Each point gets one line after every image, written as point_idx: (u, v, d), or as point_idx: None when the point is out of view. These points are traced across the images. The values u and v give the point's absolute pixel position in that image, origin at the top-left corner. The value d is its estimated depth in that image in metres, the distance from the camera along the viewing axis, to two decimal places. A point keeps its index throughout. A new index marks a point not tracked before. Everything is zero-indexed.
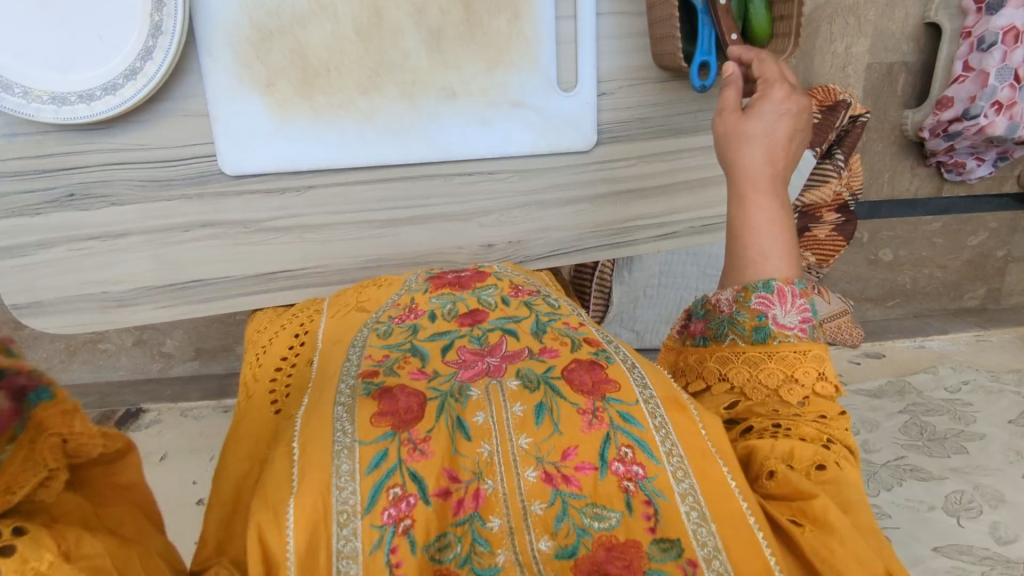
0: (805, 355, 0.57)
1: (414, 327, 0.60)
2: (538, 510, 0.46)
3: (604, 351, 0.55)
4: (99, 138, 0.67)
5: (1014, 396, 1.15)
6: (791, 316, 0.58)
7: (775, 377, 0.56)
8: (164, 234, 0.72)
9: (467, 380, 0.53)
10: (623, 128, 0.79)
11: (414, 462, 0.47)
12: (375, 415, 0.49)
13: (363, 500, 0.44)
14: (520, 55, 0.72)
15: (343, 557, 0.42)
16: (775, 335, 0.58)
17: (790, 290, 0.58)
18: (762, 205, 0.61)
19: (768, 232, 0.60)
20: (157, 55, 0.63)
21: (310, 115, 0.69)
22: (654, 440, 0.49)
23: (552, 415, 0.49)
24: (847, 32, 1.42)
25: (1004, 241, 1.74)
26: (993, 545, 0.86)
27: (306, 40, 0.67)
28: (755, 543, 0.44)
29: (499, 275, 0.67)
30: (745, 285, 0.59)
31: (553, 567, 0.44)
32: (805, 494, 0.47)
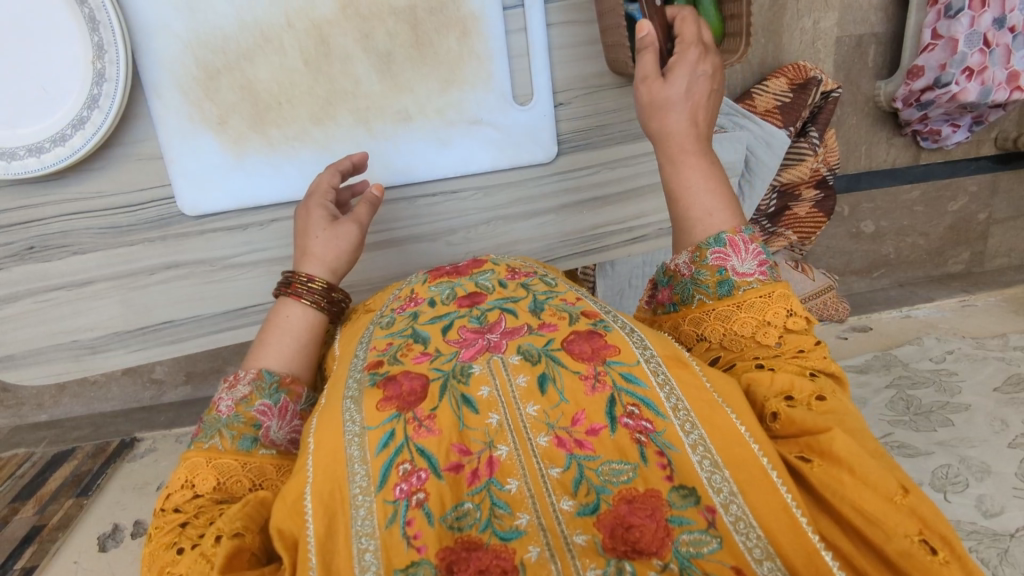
0: (771, 296, 0.55)
1: (414, 313, 0.57)
2: (555, 474, 0.44)
3: (602, 321, 0.53)
4: (55, 190, 0.69)
5: (998, 362, 1.16)
6: (748, 263, 0.57)
7: (749, 325, 0.54)
8: (129, 279, 0.73)
9: (468, 359, 0.51)
10: (582, 137, 0.79)
11: (420, 437, 0.46)
12: (381, 400, 0.48)
13: (374, 480, 0.44)
14: (473, 72, 0.72)
15: (365, 535, 0.42)
16: (740, 285, 0.56)
17: (741, 239, 0.57)
18: (694, 165, 0.60)
19: (702, 189, 0.60)
20: (103, 103, 0.63)
21: (267, 148, 0.70)
22: (659, 397, 0.47)
23: (556, 384, 0.48)
24: (814, 8, 1.40)
25: (985, 203, 1.74)
26: (980, 519, 0.86)
27: (255, 75, 0.67)
28: (768, 480, 0.42)
29: (496, 259, 0.63)
30: (698, 245, 0.58)
31: (576, 525, 0.42)
32: (815, 430, 0.45)
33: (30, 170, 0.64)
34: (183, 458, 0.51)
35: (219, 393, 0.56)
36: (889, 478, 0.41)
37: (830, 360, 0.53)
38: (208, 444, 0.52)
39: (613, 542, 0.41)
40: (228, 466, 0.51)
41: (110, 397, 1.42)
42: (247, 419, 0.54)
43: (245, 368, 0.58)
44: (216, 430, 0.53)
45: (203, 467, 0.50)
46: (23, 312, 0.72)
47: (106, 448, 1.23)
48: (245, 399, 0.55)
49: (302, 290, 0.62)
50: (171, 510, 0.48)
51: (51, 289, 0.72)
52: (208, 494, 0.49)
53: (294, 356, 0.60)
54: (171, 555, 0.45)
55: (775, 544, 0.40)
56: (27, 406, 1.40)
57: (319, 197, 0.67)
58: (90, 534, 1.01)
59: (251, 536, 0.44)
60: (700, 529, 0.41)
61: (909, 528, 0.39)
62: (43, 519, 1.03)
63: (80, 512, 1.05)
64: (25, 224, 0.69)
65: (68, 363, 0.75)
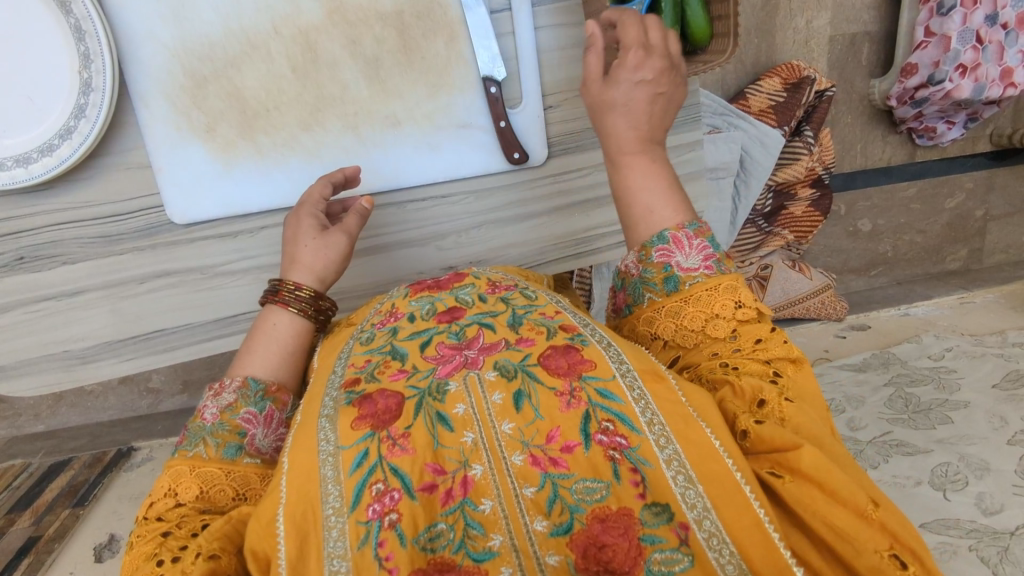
0: (718, 288, 0.57)
1: (394, 328, 0.59)
2: (529, 493, 0.45)
3: (580, 336, 0.54)
4: (44, 201, 0.69)
5: (997, 359, 1.15)
6: (693, 257, 0.59)
7: (698, 320, 0.56)
8: (119, 288, 0.73)
9: (445, 376, 0.52)
10: (572, 139, 0.78)
11: (394, 456, 0.47)
12: (356, 419, 0.49)
13: (348, 500, 0.45)
14: (461, 77, 0.72)
15: (336, 556, 0.42)
16: (685, 280, 0.58)
17: (685, 234, 0.60)
18: (634, 166, 0.63)
19: (643, 186, 0.62)
20: (90, 112, 0.63)
21: (256, 155, 0.69)
22: (634, 413, 0.48)
23: (531, 400, 0.49)
24: (807, 7, 1.40)
25: (981, 200, 1.74)
26: (980, 517, 0.85)
27: (242, 82, 0.67)
28: (741, 491, 0.43)
29: (477, 274, 0.65)
30: (643, 244, 0.61)
31: (550, 545, 0.44)
32: (782, 447, 0.45)
33: (18, 181, 0.64)
34: (167, 465, 0.52)
35: (204, 400, 0.57)
36: (859, 493, 0.42)
37: (791, 343, 0.55)
38: (191, 453, 0.53)
39: (586, 562, 0.43)
40: (211, 474, 0.52)
41: (107, 406, 1.42)
42: (232, 427, 0.55)
43: (230, 376, 0.59)
44: (200, 438, 0.54)
45: (186, 475, 0.51)
46: (14, 323, 0.72)
47: (103, 458, 1.23)
48: (230, 407, 0.56)
49: (289, 298, 0.63)
50: (153, 518, 0.49)
51: (41, 299, 0.72)
52: (190, 503, 0.50)
53: (279, 363, 0.61)
54: (150, 566, 0.45)
55: (748, 561, 0.42)
56: (24, 417, 1.40)
57: (310, 205, 0.67)
58: (87, 545, 1.00)
59: (227, 557, 0.45)
60: (672, 547, 0.42)
61: (879, 544, 0.41)
62: (39, 530, 1.03)
63: (76, 522, 1.04)
64: (14, 235, 0.69)
65: (60, 374, 0.75)
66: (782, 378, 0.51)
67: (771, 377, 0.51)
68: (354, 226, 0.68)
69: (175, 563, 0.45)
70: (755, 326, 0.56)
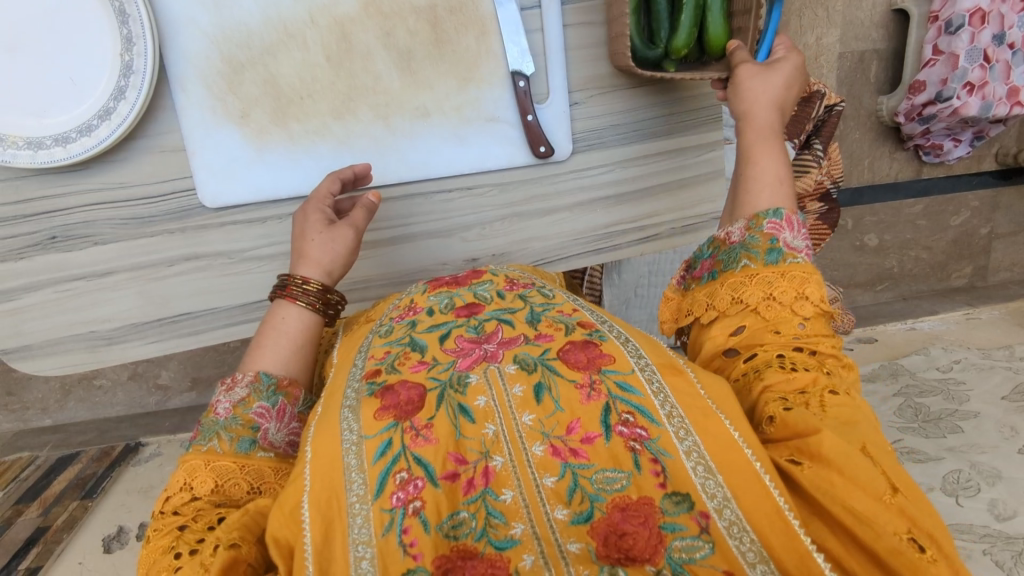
0: (811, 274, 0.57)
1: (412, 322, 0.59)
2: (550, 483, 0.46)
3: (598, 331, 0.55)
4: (78, 181, 0.70)
5: (1005, 371, 1.16)
6: (799, 241, 0.60)
7: (788, 294, 0.56)
8: (149, 270, 0.74)
9: (466, 368, 0.53)
10: (596, 136, 0.80)
11: (417, 446, 0.47)
12: (378, 410, 0.50)
13: (371, 489, 0.45)
14: (490, 71, 0.73)
15: (360, 543, 0.43)
16: (788, 256, 0.58)
17: (796, 219, 0.61)
18: (766, 145, 0.65)
19: (771, 161, 0.64)
20: (129, 95, 0.65)
21: (288, 142, 0.71)
22: (653, 405, 0.49)
23: (551, 393, 0.49)
24: (817, 24, 1.46)
25: (987, 218, 1.76)
26: (993, 522, 0.86)
27: (278, 69, 0.69)
28: (759, 480, 0.44)
29: (495, 271, 0.66)
30: (755, 213, 0.61)
31: (570, 533, 0.44)
32: (806, 432, 0.46)
33: (55, 160, 0.65)
34: (182, 460, 0.52)
35: (217, 395, 0.56)
36: (878, 479, 0.42)
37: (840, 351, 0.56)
38: (204, 448, 0.53)
39: (606, 549, 0.43)
40: (226, 468, 0.51)
41: (115, 402, 1.43)
42: (245, 421, 0.54)
43: (242, 371, 0.58)
44: (214, 433, 0.54)
45: (201, 469, 0.51)
46: (42, 302, 0.72)
47: (111, 452, 1.22)
48: (243, 402, 0.55)
49: (297, 293, 0.63)
50: (169, 512, 0.49)
51: (70, 279, 0.72)
52: (206, 497, 0.50)
53: (290, 357, 0.60)
54: (168, 559, 0.45)
55: (767, 547, 0.42)
56: (31, 410, 1.40)
57: (318, 200, 0.68)
58: (95, 536, 1.00)
59: (248, 546, 0.46)
60: (693, 535, 0.43)
61: (898, 526, 0.40)
62: (47, 521, 1.02)
63: (85, 513, 1.04)
64: (47, 215, 0.70)
65: (85, 354, 0.75)
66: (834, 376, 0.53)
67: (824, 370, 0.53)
68: (362, 219, 0.68)
69: (192, 556, 0.45)
70: (822, 326, 0.57)
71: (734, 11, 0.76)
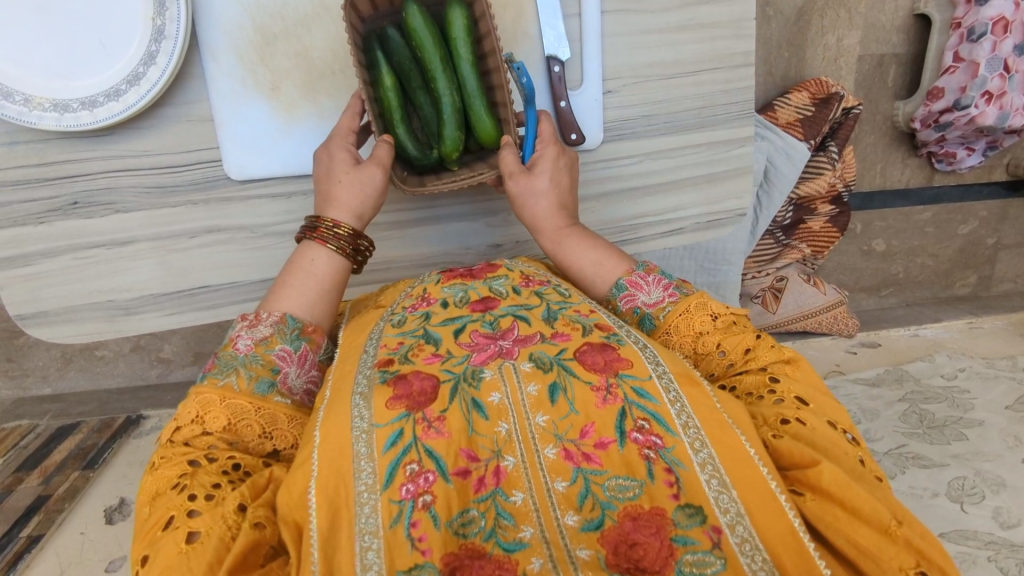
0: (688, 309, 0.59)
1: (425, 313, 0.58)
2: (561, 487, 0.46)
3: (616, 335, 0.54)
4: (103, 146, 0.69)
5: (1009, 382, 1.17)
6: (655, 292, 0.62)
7: (688, 345, 0.58)
8: (170, 241, 0.73)
9: (480, 363, 0.52)
10: (627, 126, 0.79)
11: (429, 438, 0.46)
12: (390, 399, 0.48)
13: (380, 478, 0.45)
14: (525, 54, 0.74)
15: (367, 533, 0.43)
16: (657, 314, 0.61)
17: (639, 277, 0.64)
18: (576, 241, 0.68)
19: (584, 253, 0.68)
20: (160, 60, 0.63)
21: (316, 116, 0.71)
22: (669, 414, 0.48)
23: (566, 394, 0.49)
24: (839, 25, 1.45)
25: (994, 228, 1.76)
26: (997, 530, 0.86)
27: (311, 42, 0.69)
28: (774, 499, 0.43)
29: (510, 266, 0.65)
30: (609, 299, 0.65)
31: (580, 539, 0.44)
32: (803, 463, 0.46)
33: (81, 124, 0.64)
34: (196, 391, 0.51)
35: (238, 330, 0.57)
36: (882, 510, 0.42)
37: (779, 347, 0.57)
38: (222, 382, 0.52)
39: (615, 558, 0.43)
40: (241, 407, 0.51)
41: (116, 373, 1.42)
42: (266, 362, 0.55)
43: (267, 310, 0.59)
44: (233, 368, 0.53)
45: (216, 404, 0.51)
46: (60, 269, 0.71)
47: (111, 424, 1.21)
48: (266, 341, 0.56)
49: (328, 235, 0.64)
50: (179, 442, 0.50)
51: (90, 246, 0.71)
52: (218, 433, 0.50)
53: (317, 301, 0.62)
54: (181, 498, 0.45)
55: (779, 568, 0.42)
56: (31, 378, 1.39)
57: (342, 138, 0.68)
58: (96, 507, 0.99)
59: (271, 529, 0.45)
60: (704, 550, 0.43)
61: (904, 560, 0.41)
62: (48, 490, 1.01)
63: (86, 484, 1.03)
64: (68, 179, 0.69)
65: (101, 323, 0.74)
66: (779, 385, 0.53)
67: (767, 390, 0.53)
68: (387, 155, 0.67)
69: (210, 501, 0.45)
70: (737, 335, 0.57)
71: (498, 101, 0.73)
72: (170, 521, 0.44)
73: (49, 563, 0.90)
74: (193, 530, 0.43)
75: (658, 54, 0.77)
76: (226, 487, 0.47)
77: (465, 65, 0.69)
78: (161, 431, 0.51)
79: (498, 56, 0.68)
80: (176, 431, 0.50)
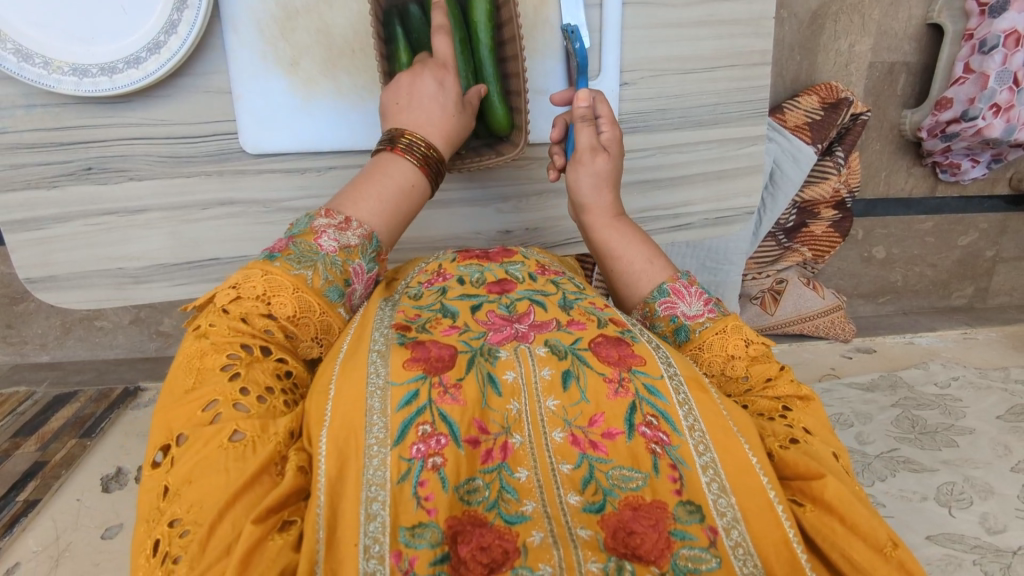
0: (725, 330, 0.58)
1: (442, 289, 0.59)
2: (566, 469, 0.46)
3: (630, 331, 0.55)
4: (119, 113, 0.69)
5: (1002, 393, 1.19)
6: (695, 305, 0.61)
7: (715, 364, 0.57)
8: (183, 211, 0.74)
9: (496, 342, 0.53)
10: (641, 118, 0.80)
11: (444, 403, 0.47)
12: (409, 359, 0.49)
13: (392, 434, 0.44)
14: (543, 42, 0.74)
15: (374, 484, 0.42)
16: (694, 327, 0.60)
17: (681, 285, 0.63)
18: (625, 232, 0.68)
19: (638, 247, 0.66)
20: (181, 30, 0.64)
21: (334, 94, 0.71)
22: (678, 413, 0.48)
23: (578, 382, 0.50)
24: (851, 31, 1.45)
25: (994, 241, 1.77)
26: (983, 534, 0.88)
27: (332, 19, 0.69)
28: (771, 508, 0.44)
29: (526, 253, 0.66)
30: (647, 300, 0.63)
31: (580, 519, 0.44)
32: (808, 476, 0.46)
33: (100, 89, 0.65)
34: (268, 269, 0.53)
35: (326, 224, 0.57)
36: (880, 530, 0.43)
37: (797, 382, 0.56)
38: (298, 272, 0.54)
39: (614, 542, 0.43)
40: (309, 304, 0.53)
41: (115, 344, 1.42)
42: (343, 271, 0.56)
43: (357, 219, 0.59)
44: (313, 262, 0.55)
45: (286, 292, 0.52)
46: (70, 234, 0.72)
47: (110, 394, 1.21)
48: (348, 249, 0.57)
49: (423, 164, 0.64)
50: (236, 318, 0.51)
51: (102, 213, 0.72)
52: (278, 321, 0.52)
53: (395, 227, 0.62)
54: (233, 387, 0.46)
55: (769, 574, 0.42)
56: (29, 346, 1.39)
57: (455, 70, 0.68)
58: (93, 475, 0.99)
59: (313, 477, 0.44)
60: (701, 546, 0.42)
61: None
62: (45, 456, 1.02)
63: (83, 452, 1.04)
64: (84, 145, 0.69)
65: (110, 290, 0.75)
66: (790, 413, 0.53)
67: (779, 413, 0.53)
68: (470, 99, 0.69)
69: (259, 403, 0.46)
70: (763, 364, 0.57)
71: (512, 89, 0.73)
72: (212, 406, 0.45)
73: (45, 528, 0.90)
74: (236, 430, 0.44)
75: (676, 48, 0.78)
76: (276, 396, 0.48)
77: (483, 50, 0.70)
78: (215, 290, 0.52)
79: (517, 43, 0.68)
80: (236, 301, 0.52)
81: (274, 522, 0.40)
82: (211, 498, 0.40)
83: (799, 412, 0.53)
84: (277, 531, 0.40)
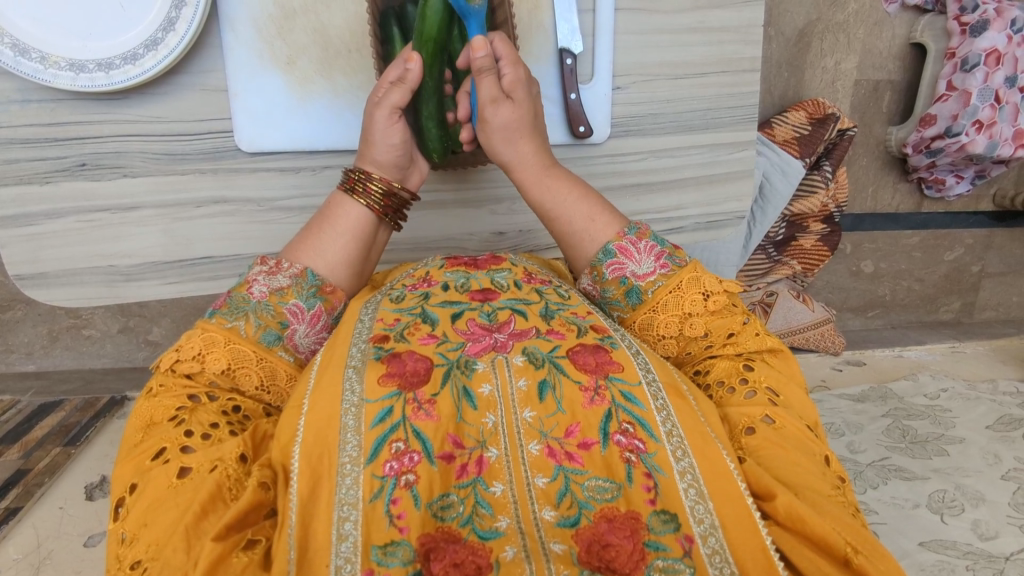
0: (681, 286, 0.60)
1: (426, 293, 0.59)
2: (540, 483, 0.45)
3: (610, 338, 0.54)
4: (114, 110, 0.69)
5: (990, 403, 1.20)
6: (645, 262, 0.62)
7: (672, 326, 0.59)
8: (176, 209, 0.74)
9: (474, 354, 0.52)
10: (633, 122, 0.81)
11: (418, 420, 0.46)
12: (383, 375, 0.49)
13: (365, 452, 0.45)
14: (538, 45, 0.76)
15: (347, 504, 0.43)
16: (646, 288, 0.61)
17: (629, 242, 0.63)
18: (555, 188, 0.67)
19: (576, 204, 0.66)
20: (179, 26, 0.65)
21: (330, 93, 0.72)
22: (655, 420, 0.48)
23: (555, 392, 0.49)
24: (837, 49, 1.49)
25: (979, 256, 1.80)
26: (976, 541, 0.88)
27: (329, 19, 0.71)
28: (749, 514, 0.44)
29: (514, 261, 0.65)
30: (593, 263, 0.63)
31: (555, 534, 0.44)
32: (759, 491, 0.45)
33: (96, 84, 0.65)
34: (203, 328, 0.54)
35: (257, 275, 0.59)
36: (834, 535, 0.42)
37: (763, 335, 0.58)
38: (230, 325, 0.55)
39: (588, 556, 0.43)
40: (243, 353, 0.54)
41: (102, 353, 1.41)
42: (276, 314, 0.57)
43: (289, 261, 0.61)
44: (243, 313, 0.56)
45: (219, 346, 0.53)
46: (62, 230, 0.72)
47: (95, 403, 1.19)
48: (281, 293, 0.58)
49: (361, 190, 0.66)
50: (181, 374, 0.52)
51: (95, 210, 0.72)
52: (216, 374, 0.53)
53: (337, 257, 0.63)
54: (177, 433, 0.48)
55: None
56: (16, 354, 1.37)
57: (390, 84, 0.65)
58: (77, 483, 0.97)
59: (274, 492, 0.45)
60: (675, 557, 0.42)
61: None
62: (28, 464, 0.99)
63: (67, 460, 1.01)
64: (78, 141, 0.69)
65: (101, 288, 0.75)
66: (751, 372, 0.55)
67: (739, 377, 0.55)
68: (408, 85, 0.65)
69: (205, 441, 0.47)
70: (724, 317, 0.59)
71: None
72: (161, 452, 0.46)
73: (26, 536, 0.88)
74: (184, 467, 0.45)
75: (668, 54, 0.80)
76: (222, 429, 0.49)
77: None
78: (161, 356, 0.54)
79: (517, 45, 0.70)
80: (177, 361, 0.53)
81: (237, 539, 0.41)
82: (165, 534, 0.41)
83: (759, 368, 0.56)
84: (241, 549, 0.41)
